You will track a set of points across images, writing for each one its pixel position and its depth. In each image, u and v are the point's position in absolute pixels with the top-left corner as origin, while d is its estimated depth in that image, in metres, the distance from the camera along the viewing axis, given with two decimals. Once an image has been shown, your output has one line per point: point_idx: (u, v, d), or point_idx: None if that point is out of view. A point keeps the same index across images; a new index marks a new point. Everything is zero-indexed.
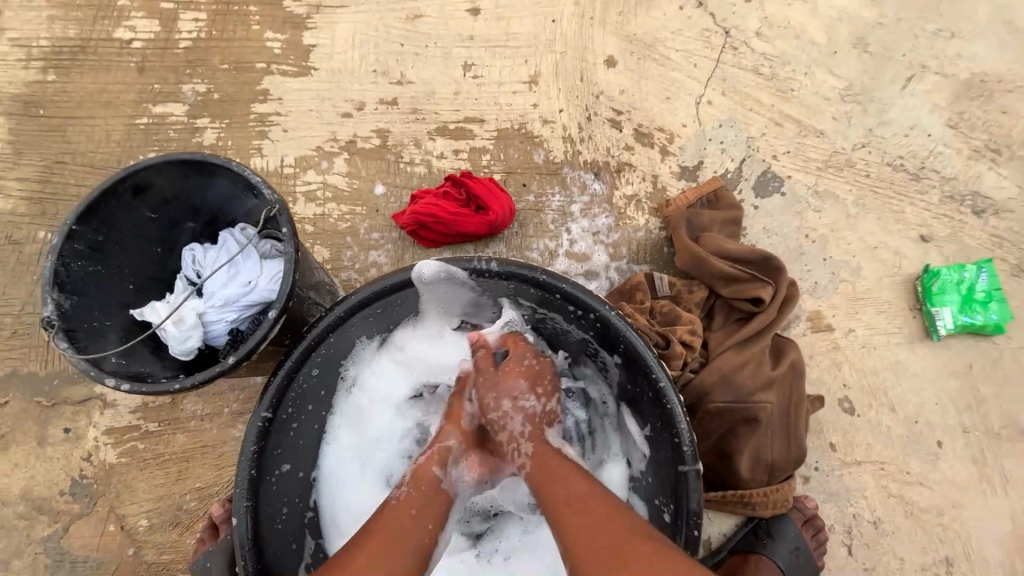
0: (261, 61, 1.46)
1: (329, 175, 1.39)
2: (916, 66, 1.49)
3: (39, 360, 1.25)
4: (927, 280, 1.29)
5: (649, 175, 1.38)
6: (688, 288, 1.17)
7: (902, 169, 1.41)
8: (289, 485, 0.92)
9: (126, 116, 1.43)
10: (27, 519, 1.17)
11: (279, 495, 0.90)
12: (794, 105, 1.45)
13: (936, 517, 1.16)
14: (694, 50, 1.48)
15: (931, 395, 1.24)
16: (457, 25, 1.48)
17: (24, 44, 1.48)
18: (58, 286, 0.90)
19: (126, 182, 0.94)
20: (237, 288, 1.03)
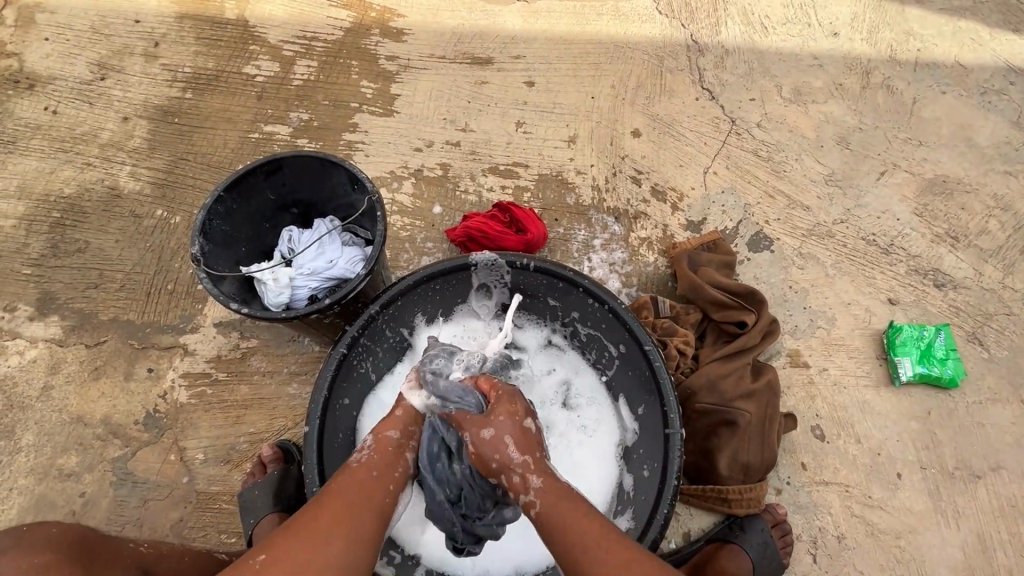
0: (355, 101, 1.82)
1: (397, 194, 1.69)
2: (889, 164, 1.80)
3: (137, 310, 1.50)
4: (892, 334, 1.50)
5: (661, 223, 1.66)
6: (686, 310, 1.42)
7: (874, 243, 1.68)
8: (345, 415, 1.15)
9: (241, 130, 1.77)
10: (103, 440, 1.37)
11: (338, 419, 1.13)
12: (785, 183, 1.74)
13: (892, 539, 1.32)
14: (705, 131, 1.81)
15: (894, 432, 1.42)
16: (515, 92, 1.84)
17: (171, 69, 1.86)
18: (203, 234, 1.18)
19: (264, 167, 1.22)
20: (322, 263, 1.28)
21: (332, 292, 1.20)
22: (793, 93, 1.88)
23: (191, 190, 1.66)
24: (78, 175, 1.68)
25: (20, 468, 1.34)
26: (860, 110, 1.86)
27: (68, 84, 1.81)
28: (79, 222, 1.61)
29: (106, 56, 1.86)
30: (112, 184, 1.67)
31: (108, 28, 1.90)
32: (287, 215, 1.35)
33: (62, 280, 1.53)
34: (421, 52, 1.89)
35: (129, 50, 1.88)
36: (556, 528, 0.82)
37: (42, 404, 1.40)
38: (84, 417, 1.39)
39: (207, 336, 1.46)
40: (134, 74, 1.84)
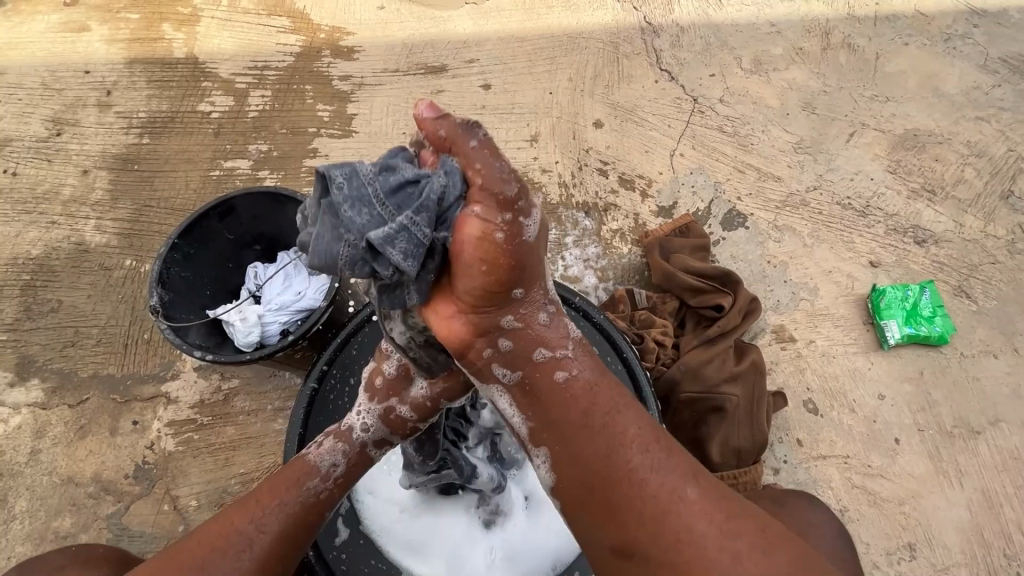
0: (313, 126, 1.80)
1: None
2: (858, 124, 1.76)
3: (117, 363, 1.49)
4: (875, 298, 1.48)
5: (632, 213, 1.63)
6: (662, 299, 1.40)
7: (850, 208, 1.65)
8: None
9: (202, 169, 1.76)
10: (96, 498, 1.37)
11: None
12: (755, 156, 1.72)
13: (896, 506, 1.30)
14: (668, 113, 1.78)
15: (888, 397, 1.40)
16: (472, 97, 1.82)
17: (125, 115, 1.85)
18: (161, 284, 1.17)
19: (216, 209, 1.22)
20: (290, 296, 1.26)
21: (299, 326, 1.19)
22: (753, 64, 1.85)
23: (158, 237, 1.66)
24: (45, 235, 1.67)
25: (17, 535, 1.34)
26: (823, 73, 1.83)
27: (25, 144, 1.81)
28: (50, 282, 1.60)
29: (60, 111, 1.85)
30: (78, 239, 1.66)
31: (59, 82, 1.89)
32: (249, 252, 1.34)
33: (39, 342, 1.53)
34: (374, 68, 1.87)
35: (82, 102, 1.86)
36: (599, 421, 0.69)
37: (32, 468, 1.40)
38: (74, 476, 1.39)
39: (187, 382, 1.45)
40: (90, 125, 1.83)
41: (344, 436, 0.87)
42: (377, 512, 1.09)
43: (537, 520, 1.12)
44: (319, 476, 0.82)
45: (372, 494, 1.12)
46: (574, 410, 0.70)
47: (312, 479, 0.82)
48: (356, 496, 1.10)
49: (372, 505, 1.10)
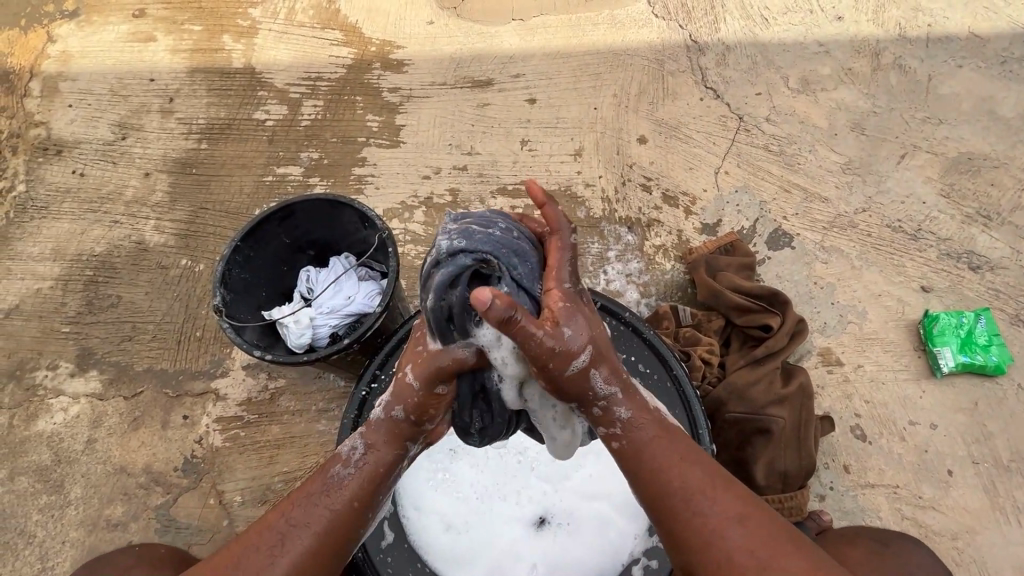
0: (362, 135, 1.85)
1: (410, 223, 1.71)
2: (909, 146, 1.74)
3: (170, 359, 1.55)
4: (928, 323, 1.45)
5: (675, 229, 1.63)
6: (707, 318, 1.39)
7: (901, 230, 1.62)
8: None
9: (256, 175, 1.82)
10: (146, 489, 1.41)
11: None
12: (802, 176, 1.70)
13: (949, 541, 1.26)
14: (713, 131, 1.78)
15: (940, 427, 1.36)
16: (518, 111, 1.85)
17: (186, 122, 1.93)
18: (223, 284, 1.22)
19: (277, 213, 1.27)
20: (341, 300, 1.30)
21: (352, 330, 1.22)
22: (800, 84, 1.84)
23: (213, 238, 1.72)
24: (107, 233, 1.75)
25: (71, 521, 1.40)
26: (872, 93, 1.81)
27: (93, 146, 1.90)
28: (111, 278, 1.68)
29: (126, 116, 1.95)
30: (138, 238, 1.73)
31: (126, 89, 1.99)
32: (303, 256, 1.39)
33: (99, 336, 1.60)
34: (422, 81, 1.92)
35: (146, 108, 1.96)
36: (654, 463, 0.80)
37: (88, 457, 1.46)
38: (127, 467, 1.44)
39: (237, 380, 1.50)
40: (153, 130, 1.92)
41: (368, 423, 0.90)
42: (423, 528, 1.11)
43: (581, 539, 1.11)
44: (342, 462, 0.87)
45: (418, 512, 1.13)
46: (631, 461, 0.82)
47: (338, 467, 0.86)
48: (401, 511, 1.13)
49: (417, 520, 1.12)
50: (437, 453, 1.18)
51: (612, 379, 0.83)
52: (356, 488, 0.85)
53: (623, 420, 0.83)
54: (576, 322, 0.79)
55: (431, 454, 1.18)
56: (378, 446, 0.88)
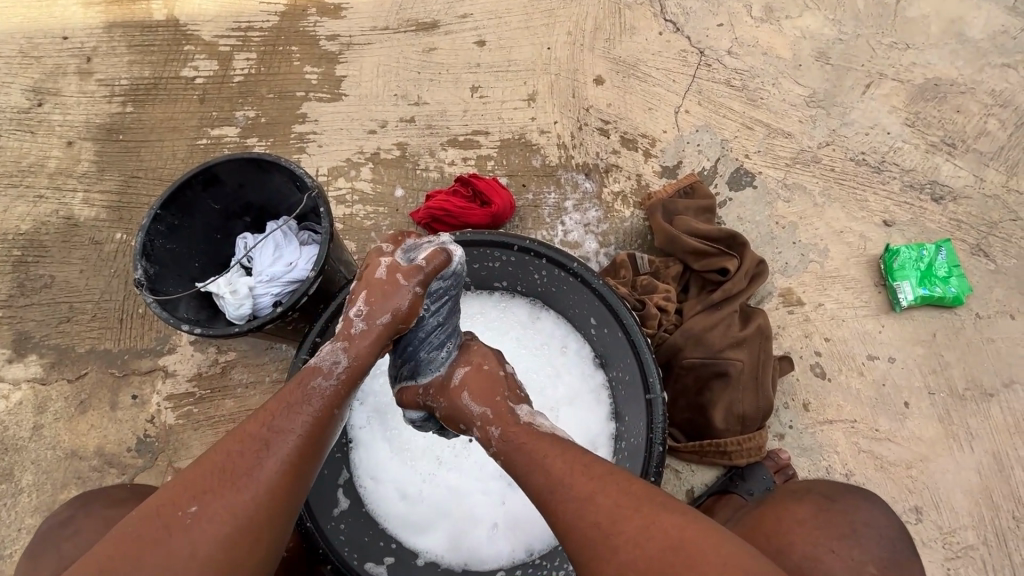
0: (301, 89, 1.72)
1: (356, 181, 1.61)
2: (875, 74, 1.66)
3: (113, 338, 1.48)
4: (888, 258, 1.42)
5: (634, 174, 1.57)
6: (665, 264, 1.34)
7: (864, 163, 1.57)
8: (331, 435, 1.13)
9: (188, 138, 1.70)
10: (100, 471, 1.37)
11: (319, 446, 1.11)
12: (764, 111, 1.63)
13: (904, 470, 1.28)
14: (673, 68, 1.69)
15: (898, 360, 1.36)
16: (466, 54, 1.73)
17: (108, 83, 1.78)
18: (146, 257, 1.14)
19: (199, 177, 1.18)
20: (281, 267, 1.23)
21: (289, 297, 1.15)
22: (763, 12, 1.73)
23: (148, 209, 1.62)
24: (33, 210, 1.63)
25: (25, 508, 1.36)
26: (838, 19, 1.72)
27: (7, 116, 1.75)
28: (41, 258, 1.58)
29: (40, 79, 1.78)
30: (67, 213, 1.62)
31: (37, 49, 1.81)
32: (238, 223, 1.31)
33: (35, 318, 1.51)
34: (362, 26, 1.77)
35: (62, 70, 1.79)
36: (522, 467, 0.81)
37: (36, 443, 1.40)
38: (78, 450, 1.39)
39: (185, 355, 1.44)
40: (71, 94, 1.76)
41: (347, 335, 0.87)
42: (380, 495, 1.12)
43: None
44: (324, 374, 0.83)
45: (374, 480, 1.13)
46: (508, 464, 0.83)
47: (320, 380, 0.83)
48: (359, 481, 1.13)
49: (373, 488, 1.13)
50: (393, 421, 1.18)
51: (485, 404, 0.88)
52: (337, 399, 0.83)
53: (497, 438, 0.85)
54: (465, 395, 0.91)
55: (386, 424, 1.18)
56: (363, 360, 0.86)
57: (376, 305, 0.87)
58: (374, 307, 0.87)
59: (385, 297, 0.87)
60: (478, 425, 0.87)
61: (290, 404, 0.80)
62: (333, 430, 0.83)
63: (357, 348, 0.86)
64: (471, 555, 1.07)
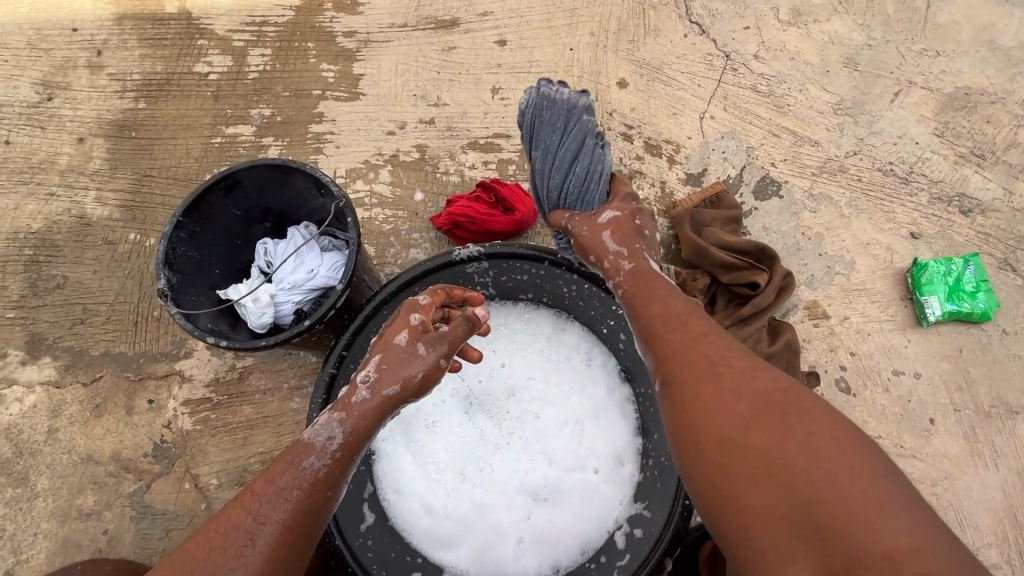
0: (317, 87, 1.68)
1: (375, 184, 1.59)
2: (904, 82, 1.63)
3: (128, 341, 1.45)
4: (916, 272, 1.40)
5: (658, 181, 1.54)
6: (692, 276, 1.31)
7: (892, 174, 1.55)
8: None
9: (203, 136, 1.66)
10: (116, 476, 1.36)
11: None
12: (791, 118, 1.61)
13: (929, 487, 1.27)
14: (698, 71, 1.66)
15: (924, 376, 1.35)
16: (487, 54, 1.69)
17: (119, 78, 1.74)
18: (168, 266, 1.11)
19: (221, 183, 1.14)
20: (303, 274, 1.21)
21: (315, 310, 1.13)
22: (791, 15, 1.70)
23: (162, 209, 1.59)
24: (44, 208, 1.60)
25: (41, 513, 1.34)
26: (868, 24, 1.68)
27: (17, 111, 1.71)
28: (53, 257, 1.55)
29: (49, 73, 1.74)
30: (79, 212, 1.59)
31: (46, 41, 1.77)
32: (258, 228, 1.28)
33: (49, 319, 1.49)
34: (380, 23, 1.73)
35: (72, 63, 1.75)
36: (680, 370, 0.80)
37: (51, 447, 1.39)
38: (94, 455, 1.37)
39: (201, 360, 1.42)
40: (82, 89, 1.72)
41: (345, 405, 0.86)
42: (404, 509, 1.11)
43: (564, 510, 1.10)
44: (317, 453, 0.81)
45: (398, 493, 1.12)
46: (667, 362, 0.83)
47: (309, 459, 0.80)
48: (382, 494, 1.12)
49: (397, 501, 1.11)
50: (416, 432, 1.16)
51: (623, 243, 0.98)
52: (328, 477, 0.81)
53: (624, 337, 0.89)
54: (599, 241, 1.00)
55: (408, 437, 1.16)
56: (356, 433, 0.84)
57: (387, 368, 0.87)
58: (383, 376, 0.87)
59: (396, 365, 0.87)
60: (610, 258, 0.98)
61: (280, 481, 0.78)
62: (324, 509, 0.81)
63: (354, 421, 0.85)
64: (497, 569, 1.08)
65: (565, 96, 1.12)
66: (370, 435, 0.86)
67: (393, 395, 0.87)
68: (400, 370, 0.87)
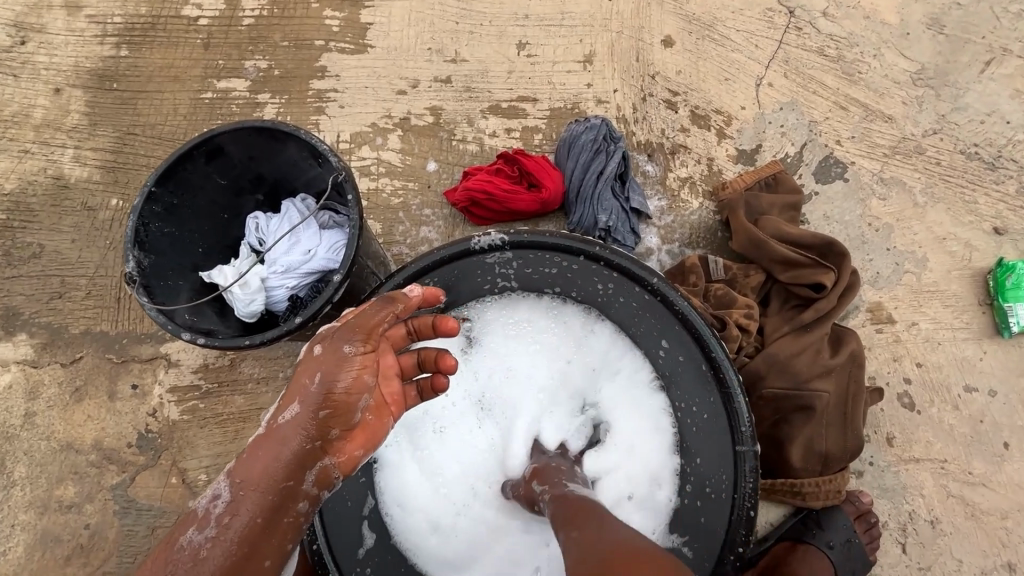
0: (320, 37, 1.48)
1: (383, 151, 1.41)
2: (997, 49, 1.40)
3: (110, 320, 1.32)
4: (1000, 274, 1.22)
5: (705, 157, 1.34)
6: (744, 272, 1.15)
7: (976, 158, 1.34)
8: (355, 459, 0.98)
9: (192, 91, 1.48)
10: (98, 467, 1.25)
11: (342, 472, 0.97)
12: (862, 88, 1.39)
13: (999, 520, 1.12)
14: (756, 30, 1.43)
15: (999, 394, 1.19)
16: (513, 3, 1.47)
17: (99, 20, 1.54)
18: (141, 245, 0.96)
19: (201, 148, 0.98)
20: (298, 256, 1.05)
21: (310, 300, 0.98)
22: None
23: (147, 172, 1.42)
24: (18, 166, 1.45)
25: (18, 503, 1.24)
26: None
27: None
28: (28, 223, 1.41)
29: (22, 12, 1.55)
30: (56, 173, 1.44)
31: None
32: (248, 200, 1.12)
33: (24, 292, 1.36)
34: None
35: (46, 2, 1.55)
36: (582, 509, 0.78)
37: (28, 432, 1.28)
38: (74, 443, 1.26)
39: (188, 344, 1.28)
40: (58, 33, 1.54)
41: (240, 459, 0.73)
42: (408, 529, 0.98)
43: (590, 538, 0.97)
44: (198, 523, 0.71)
45: (402, 510, 0.99)
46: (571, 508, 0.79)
47: (190, 532, 0.70)
48: (384, 509, 0.99)
49: (403, 517, 0.98)
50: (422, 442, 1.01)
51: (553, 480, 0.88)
52: (215, 549, 0.69)
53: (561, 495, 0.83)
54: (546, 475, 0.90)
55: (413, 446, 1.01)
56: (250, 495, 0.71)
57: (296, 406, 0.73)
58: (291, 413, 0.73)
59: (308, 402, 0.72)
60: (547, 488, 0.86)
61: (172, 551, 0.70)
62: None
63: (249, 480, 0.72)
64: None
65: (590, 128, 1.31)
66: (276, 492, 0.72)
67: (302, 442, 0.72)
68: (312, 407, 0.72)
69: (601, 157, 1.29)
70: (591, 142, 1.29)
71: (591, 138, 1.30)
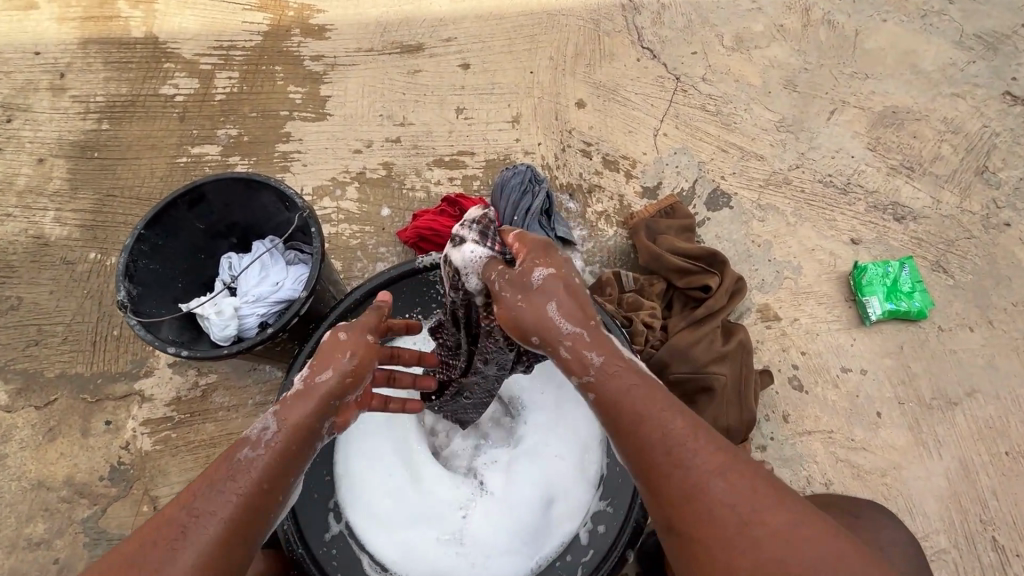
0: (285, 109, 1.72)
1: (342, 201, 1.61)
2: (838, 102, 1.77)
3: (85, 362, 1.42)
4: (857, 274, 1.50)
5: (616, 194, 1.61)
6: (649, 282, 1.39)
7: (831, 185, 1.66)
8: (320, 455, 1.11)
9: (168, 156, 1.67)
10: (70, 502, 1.31)
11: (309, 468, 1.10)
12: (738, 134, 1.71)
13: (879, 477, 1.33)
14: (650, 93, 1.76)
15: (869, 372, 1.43)
16: (451, 77, 1.76)
17: (82, 99, 1.73)
18: (129, 277, 1.12)
19: (185, 196, 1.16)
20: (267, 287, 1.21)
21: (279, 317, 1.13)
22: (734, 41, 1.83)
23: (124, 228, 1.57)
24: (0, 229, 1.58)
25: None
26: (803, 50, 1.82)
27: None
28: (7, 279, 1.52)
29: (9, 95, 1.73)
30: (37, 232, 1.57)
31: (6, 64, 1.77)
32: (223, 242, 1.29)
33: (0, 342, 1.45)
34: (347, 47, 1.79)
35: (33, 86, 1.75)
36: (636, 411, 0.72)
37: None
38: (46, 481, 1.33)
39: (161, 379, 1.39)
40: (43, 111, 1.72)
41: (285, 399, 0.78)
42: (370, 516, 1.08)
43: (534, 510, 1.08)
44: (252, 443, 0.74)
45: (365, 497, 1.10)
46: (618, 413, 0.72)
47: (245, 450, 0.74)
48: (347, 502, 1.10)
49: (368, 500, 1.10)
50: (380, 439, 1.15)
51: (577, 322, 0.74)
52: (265, 471, 0.73)
53: (597, 366, 0.73)
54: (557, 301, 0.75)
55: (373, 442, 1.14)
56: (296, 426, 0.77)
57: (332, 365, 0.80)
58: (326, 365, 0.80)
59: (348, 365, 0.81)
60: (568, 346, 0.73)
61: (212, 474, 0.72)
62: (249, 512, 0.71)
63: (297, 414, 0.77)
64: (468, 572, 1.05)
65: (518, 171, 1.50)
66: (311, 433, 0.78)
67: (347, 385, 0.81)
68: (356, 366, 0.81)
69: (528, 195, 1.48)
70: (518, 183, 1.48)
71: (519, 180, 1.49)
